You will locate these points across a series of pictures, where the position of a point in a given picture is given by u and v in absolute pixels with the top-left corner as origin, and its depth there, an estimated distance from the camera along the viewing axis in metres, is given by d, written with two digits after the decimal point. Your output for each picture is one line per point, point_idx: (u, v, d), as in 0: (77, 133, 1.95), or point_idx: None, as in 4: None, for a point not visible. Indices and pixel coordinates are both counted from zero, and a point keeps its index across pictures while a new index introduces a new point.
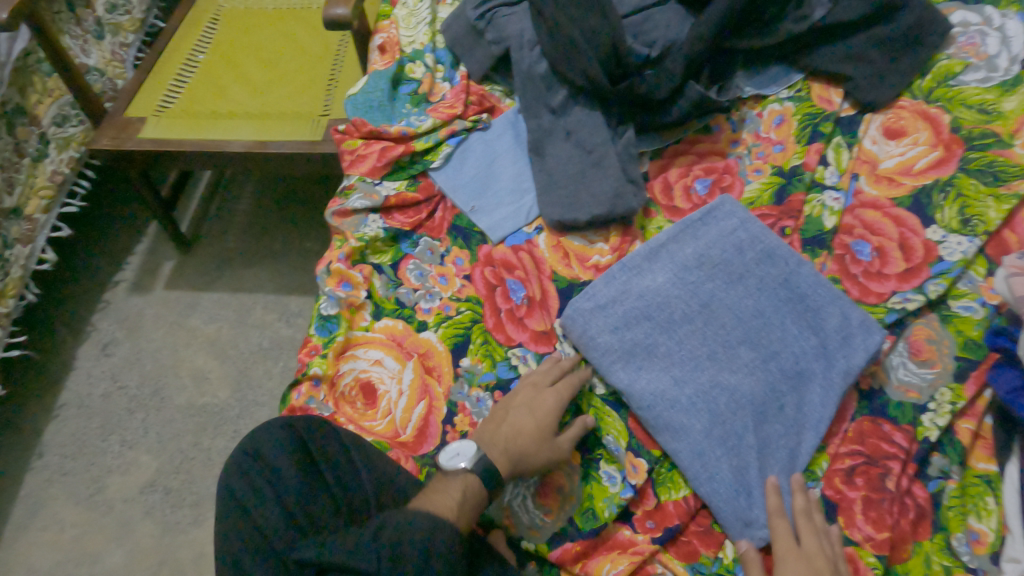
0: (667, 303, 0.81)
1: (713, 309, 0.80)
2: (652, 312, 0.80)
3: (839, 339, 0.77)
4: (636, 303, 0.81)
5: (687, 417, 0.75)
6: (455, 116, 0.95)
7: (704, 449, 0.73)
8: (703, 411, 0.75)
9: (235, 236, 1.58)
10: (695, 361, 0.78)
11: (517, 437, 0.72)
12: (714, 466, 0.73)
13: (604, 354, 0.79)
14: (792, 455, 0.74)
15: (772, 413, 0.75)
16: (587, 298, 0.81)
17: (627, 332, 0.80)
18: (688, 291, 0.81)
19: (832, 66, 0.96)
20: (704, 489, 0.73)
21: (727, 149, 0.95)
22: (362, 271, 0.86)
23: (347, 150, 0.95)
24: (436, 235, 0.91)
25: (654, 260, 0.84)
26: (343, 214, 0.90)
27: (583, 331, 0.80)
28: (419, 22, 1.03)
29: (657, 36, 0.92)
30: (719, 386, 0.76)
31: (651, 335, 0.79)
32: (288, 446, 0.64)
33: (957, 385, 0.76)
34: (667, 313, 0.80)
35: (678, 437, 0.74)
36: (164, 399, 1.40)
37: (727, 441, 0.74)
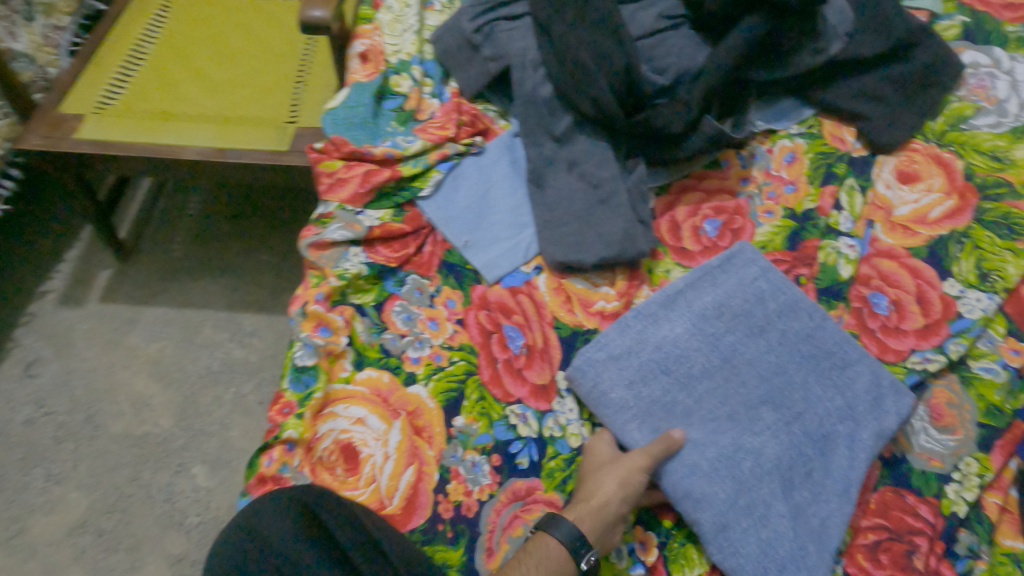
0: (686, 356, 0.75)
1: (734, 365, 0.75)
2: (670, 366, 0.74)
3: (869, 401, 0.73)
4: (652, 354, 0.75)
5: (711, 485, 0.68)
6: (447, 139, 0.86)
7: (728, 521, 0.67)
8: (728, 478, 0.68)
9: (183, 245, 1.44)
10: (716, 422, 0.72)
11: (583, 483, 0.67)
12: (740, 540, 0.66)
13: (618, 410, 0.72)
14: (822, 524, 0.68)
15: (798, 480, 0.70)
16: (599, 347, 0.74)
17: (643, 388, 0.73)
18: (708, 344, 0.75)
19: (846, 103, 0.91)
20: (727, 565, 0.66)
21: (737, 186, 0.89)
22: (342, 313, 0.76)
23: (324, 171, 0.84)
24: (425, 273, 0.81)
25: (671, 307, 0.77)
26: (321, 246, 0.79)
27: (595, 386, 0.73)
28: (405, 29, 0.94)
29: (671, 62, 0.84)
30: (744, 449, 0.70)
31: (668, 393, 0.73)
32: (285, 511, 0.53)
33: (982, 456, 0.72)
34: (685, 368, 0.74)
35: (701, 506, 0.67)
36: (98, 427, 1.26)
37: (753, 511, 0.67)
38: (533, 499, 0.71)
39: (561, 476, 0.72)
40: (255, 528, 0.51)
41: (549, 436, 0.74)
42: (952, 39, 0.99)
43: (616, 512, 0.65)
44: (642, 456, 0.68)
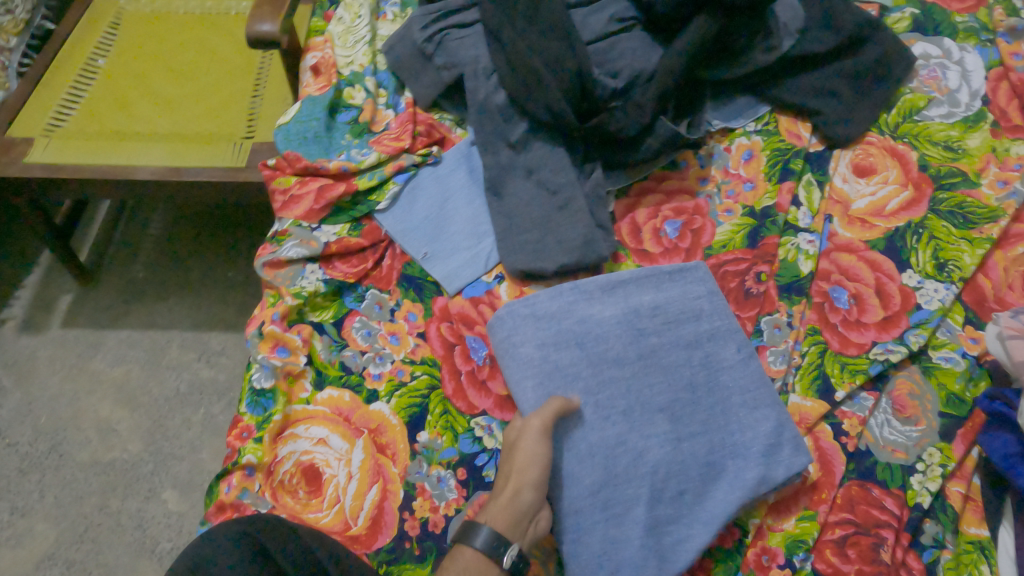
0: (604, 338, 0.75)
1: (647, 364, 0.75)
2: (587, 342, 0.75)
3: (765, 446, 0.70)
4: (573, 327, 0.75)
5: (580, 466, 0.69)
6: (402, 150, 0.86)
7: (592, 513, 0.68)
8: (599, 464, 0.69)
9: (145, 265, 1.41)
10: (607, 416, 0.71)
11: (497, 474, 0.66)
12: (587, 530, 0.67)
13: (522, 365, 0.73)
14: (672, 545, 0.67)
15: (667, 494, 0.69)
16: (526, 303, 0.76)
17: (554, 354, 0.74)
18: (630, 336, 0.76)
19: (801, 99, 0.92)
20: (564, 549, 0.67)
21: (696, 186, 0.89)
22: (300, 333, 0.74)
23: (278, 188, 0.83)
24: (385, 287, 0.80)
25: (609, 292, 0.78)
26: (276, 265, 0.78)
27: (508, 334, 0.75)
28: (357, 41, 0.92)
29: (624, 65, 0.84)
30: (625, 447, 0.70)
31: (576, 364, 0.73)
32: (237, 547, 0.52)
33: (945, 445, 0.73)
34: (593, 352, 0.74)
35: (568, 482, 0.69)
36: (64, 455, 1.23)
37: (608, 508, 0.68)
38: None
39: None
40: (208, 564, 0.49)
41: None
42: (903, 31, 1.00)
43: (532, 499, 0.64)
44: (548, 432, 0.66)
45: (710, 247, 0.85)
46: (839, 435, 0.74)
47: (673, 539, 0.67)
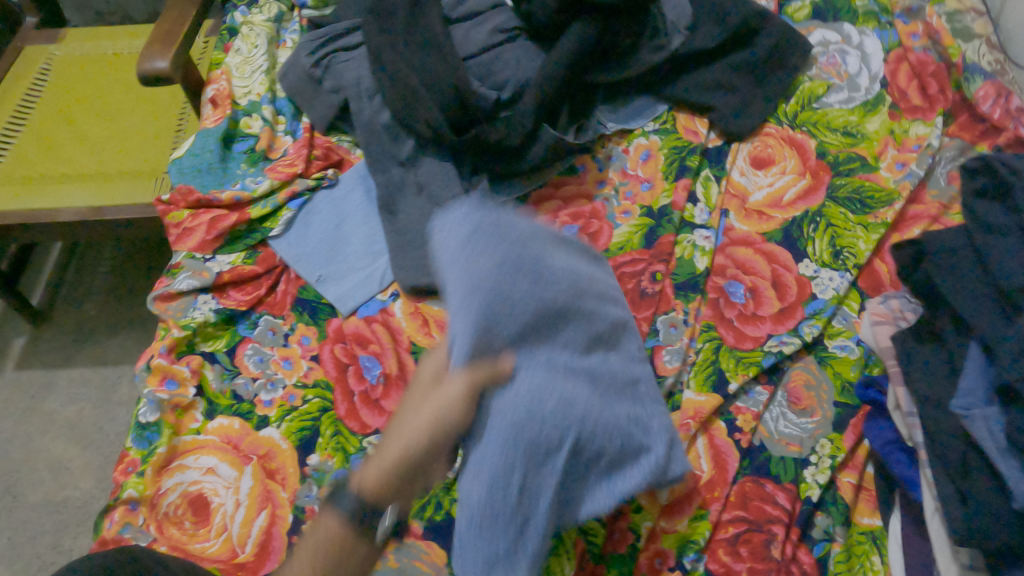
0: (555, 275, 0.58)
1: (588, 327, 0.60)
2: (537, 269, 0.57)
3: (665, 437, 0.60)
4: (523, 245, 0.57)
5: (498, 414, 0.53)
6: (296, 175, 0.86)
7: (507, 463, 0.51)
8: (520, 418, 0.52)
9: (96, 303, 1.43)
10: (542, 355, 0.56)
11: (396, 415, 0.52)
12: (490, 501, 0.51)
13: (459, 275, 0.54)
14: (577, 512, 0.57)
15: (587, 461, 0.55)
16: (478, 209, 0.58)
17: (496, 269, 0.54)
18: (577, 285, 0.61)
19: (696, 95, 0.91)
20: (460, 526, 0.52)
21: (593, 190, 0.89)
22: (189, 364, 0.75)
23: (172, 222, 0.84)
24: (279, 312, 0.81)
25: (560, 237, 0.65)
26: (168, 298, 0.79)
27: (451, 242, 0.56)
28: (253, 70, 0.93)
29: (508, 75, 0.84)
30: (558, 396, 0.53)
31: (522, 298, 0.54)
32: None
33: (837, 436, 0.72)
34: (543, 292, 0.56)
35: (478, 436, 0.53)
36: (17, 497, 1.25)
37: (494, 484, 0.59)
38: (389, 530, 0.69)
39: (420, 502, 0.72)
40: None
41: None
42: (803, 19, 0.99)
43: (424, 461, 0.50)
44: (463, 381, 0.51)
45: (607, 250, 0.84)
46: (733, 432, 0.73)
47: (581, 501, 0.57)
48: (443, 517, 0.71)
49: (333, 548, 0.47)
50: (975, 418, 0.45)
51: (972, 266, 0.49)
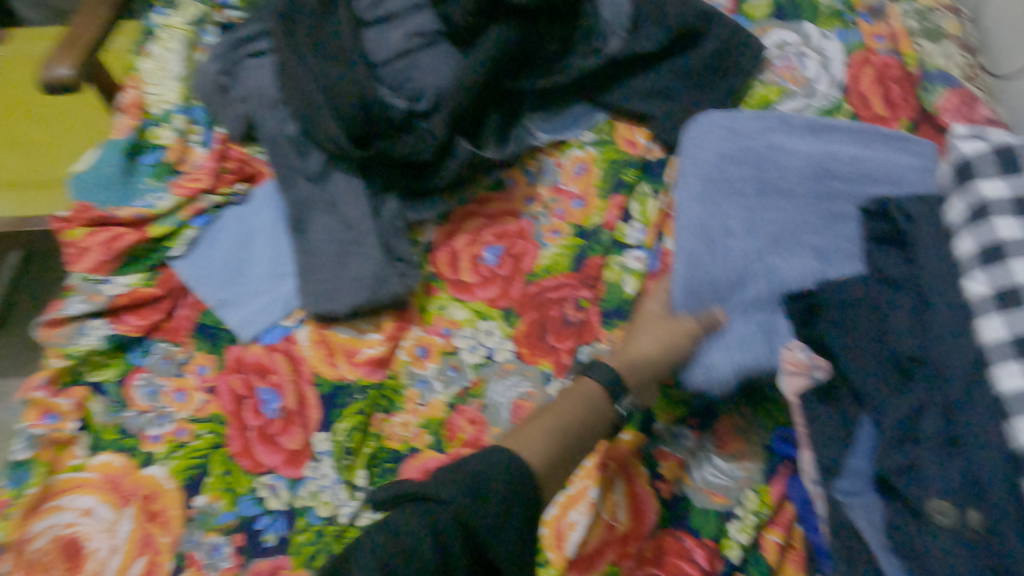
0: (786, 166, 0.73)
1: (821, 202, 0.72)
2: (767, 166, 0.73)
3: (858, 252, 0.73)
4: (762, 150, 0.74)
5: (713, 245, 0.70)
6: (201, 191, 0.82)
7: (717, 371, 0.67)
8: (724, 261, 0.69)
9: None
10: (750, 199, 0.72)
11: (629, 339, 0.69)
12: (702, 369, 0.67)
13: (710, 190, 0.72)
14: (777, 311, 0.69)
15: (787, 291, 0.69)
16: (729, 117, 0.76)
17: (735, 168, 0.73)
18: (820, 170, 0.73)
19: (634, 104, 0.84)
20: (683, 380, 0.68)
21: (521, 207, 0.82)
22: (71, 397, 0.70)
23: (67, 242, 0.79)
24: (177, 339, 0.76)
25: (814, 134, 0.76)
26: (55, 324, 0.74)
27: (721, 156, 0.73)
28: (164, 76, 0.88)
29: (424, 84, 0.80)
30: (765, 259, 0.70)
31: (748, 180, 0.72)
32: None
33: (764, 488, 0.65)
34: (775, 181, 0.72)
35: (694, 265, 0.69)
36: None
37: (758, 223, 0.71)
38: None
39: (309, 550, 0.66)
40: None
41: (300, 507, 0.68)
42: (761, 18, 0.91)
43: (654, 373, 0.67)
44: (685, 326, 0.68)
45: (532, 273, 0.78)
46: (653, 480, 0.67)
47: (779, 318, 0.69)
48: None
49: (590, 405, 0.62)
50: (856, 505, 0.50)
51: (869, 319, 0.51)
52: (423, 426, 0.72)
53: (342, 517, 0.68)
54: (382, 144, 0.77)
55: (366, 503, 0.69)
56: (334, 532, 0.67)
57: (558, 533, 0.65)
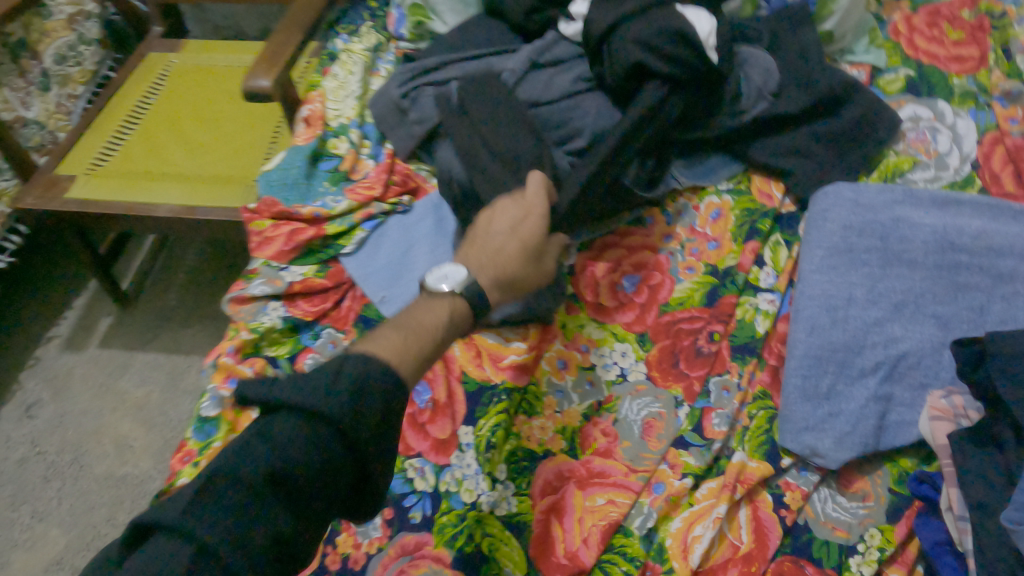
0: (910, 239, 0.78)
1: (946, 274, 0.76)
2: (891, 239, 0.78)
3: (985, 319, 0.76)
4: (888, 222, 0.79)
5: (828, 313, 0.76)
6: (373, 198, 0.91)
7: (827, 429, 0.71)
8: (840, 327, 0.75)
9: (178, 294, 1.53)
10: (872, 270, 0.77)
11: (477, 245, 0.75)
12: (815, 421, 0.72)
13: (829, 262, 0.78)
14: (896, 375, 0.73)
15: (908, 358, 0.73)
16: (852, 189, 0.81)
17: (858, 239, 0.78)
18: (945, 243, 0.77)
19: (772, 158, 0.91)
20: (793, 437, 0.72)
21: (659, 243, 0.89)
22: (252, 365, 0.79)
23: (255, 231, 0.89)
24: (342, 326, 0.84)
25: (940, 207, 0.80)
26: (242, 301, 0.84)
27: (843, 228, 0.79)
28: (346, 95, 1.00)
29: (586, 122, 0.89)
30: (882, 328, 0.75)
31: (870, 252, 0.78)
32: None
33: (888, 527, 0.68)
34: (897, 254, 0.77)
35: (810, 330, 0.75)
36: (84, 467, 1.33)
37: (879, 292, 0.76)
38: (421, 554, 0.71)
39: (452, 531, 0.72)
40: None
41: (445, 491, 0.74)
42: (896, 91, 0.98)
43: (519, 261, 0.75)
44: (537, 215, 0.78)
45: (667, 303, 0.84)
46: (778, 507, 0.71)
47: (899, 380, 0.73)
48: (472, 549, 0.71)
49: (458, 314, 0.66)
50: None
51: None
52: (559, 431, 0.78)
53: (484, 505, 0.73)
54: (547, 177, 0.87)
55: (505, 495, 0.74)
56: (478, 520, 0.72)
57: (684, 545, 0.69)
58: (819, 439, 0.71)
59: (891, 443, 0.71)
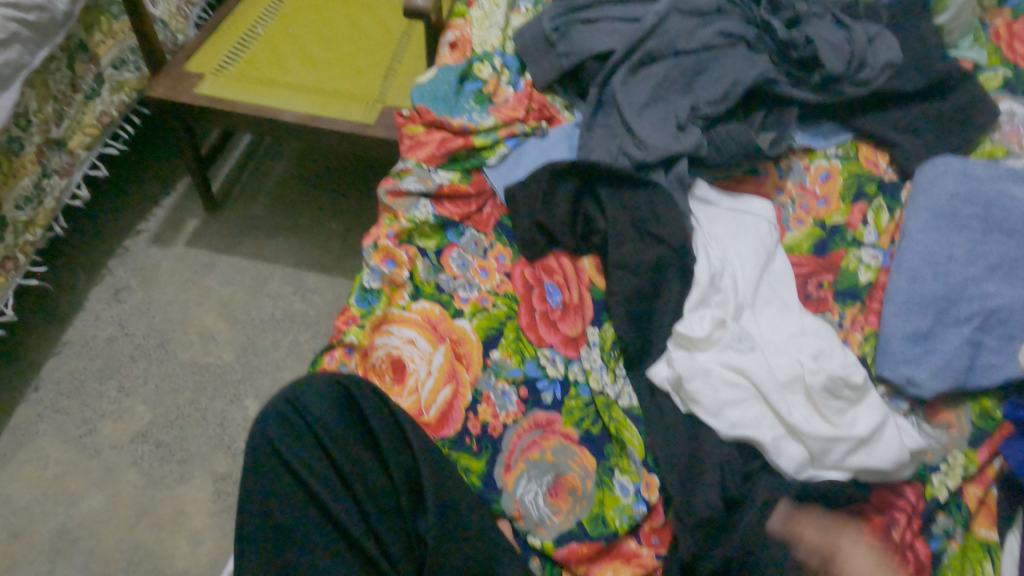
0: (1012, 211, 0.87)
1: None
2: (993, 208, 0.87)
3: None
4: (992, 193, 0.88)
5: (927, 268, 0.85)
6: (516, 119, 0.99)
7: (921, 363, 0.80)
8: (939, 280, 0.84)
9: (263, 206, 1.60)
10: (973, 235, 0.87)
11: None
12: (910, 357, 0.81)
13: (935, 223, 0.88)
14: (986, 327, 0.82)
15: (1001, 313, 0.82)
16: (961, 163, 0.91)
17: (962, 207, 0.88)
18: None
19: (882, 130, 0.99)
20: (886, 369, 0.81)
21: (771, 193, 0.98)
22: (407, 252, 0.88)
23: (408, 134, 0.99)
24: (482, 229, 0.94)
25: None
26: (396, 195, 0.93)
27: (948, 196, 0.89)
28: (491, 25, 1.06)
29: (722, 74, 0.97)
30: (979, 284, 0.84)
31: (972, 219, 0.87)
32: (328, 396, 0.68)
33: (970, 451, 0.78)
34: (996, 222, 0.87)
35: (910, 280, 0.85)
36: (169, 352, 1.40)
37: (977, 253, 0.85)
38: (551, 429, 0.80)
39: (579, 414, 0.81)
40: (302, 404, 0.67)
41: (573, 379, 0.83)
42: (995, 87, 1.07)
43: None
44: None
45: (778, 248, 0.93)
46: None
47: (989, 331, 0.82)
48: (597, 429, 0.80)
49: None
50: None
51: None
52: None
53: (609, 395, 0.82)
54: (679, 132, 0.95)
55: (626, 390, 0.83)
56: (604, 406, 0.81)
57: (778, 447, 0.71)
58: (913, 370, 0.80)
59: (978, 382, 0.80)
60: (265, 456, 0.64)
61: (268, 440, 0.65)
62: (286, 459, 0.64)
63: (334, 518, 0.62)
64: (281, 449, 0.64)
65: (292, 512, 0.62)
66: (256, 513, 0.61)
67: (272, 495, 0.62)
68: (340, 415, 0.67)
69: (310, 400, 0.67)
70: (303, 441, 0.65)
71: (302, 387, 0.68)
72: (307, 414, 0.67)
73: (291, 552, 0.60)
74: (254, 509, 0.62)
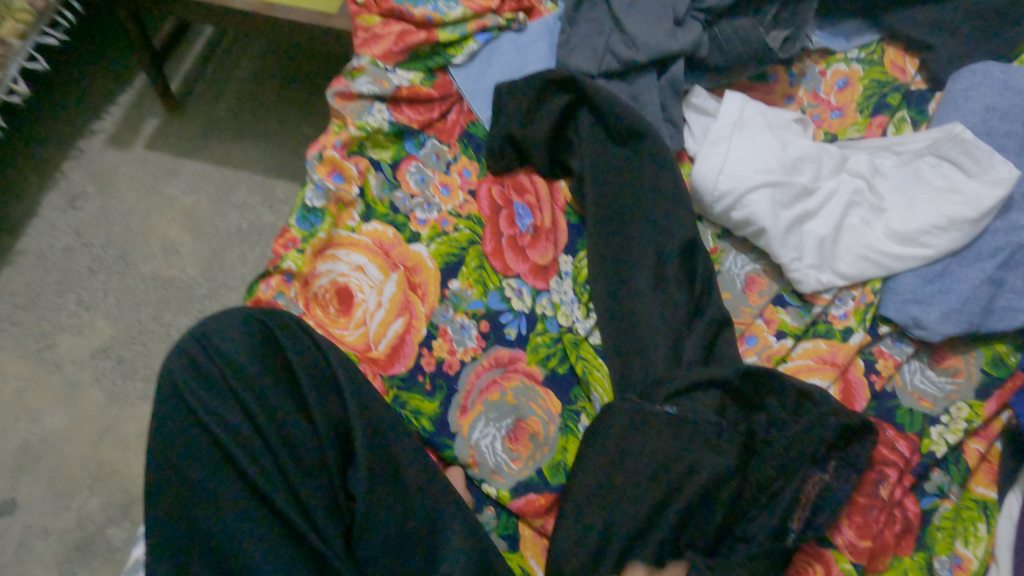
0: None
1: None
2: None
3: None
4: None
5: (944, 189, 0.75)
6: (489, 10, 0.86)
7: (933, 301, 0.72)
8: None
9: (227, 106, 1.47)
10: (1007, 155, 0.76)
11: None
12: (923, 295, 0.72)
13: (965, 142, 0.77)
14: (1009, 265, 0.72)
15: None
16: (1003, 71, 0.79)
17: (998, 125, 0.77)
18: None
19: (915, 30, 0.86)
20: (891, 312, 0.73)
21: (780, 102, 0.86)
22: (357, 165, 0.78)
23: (361, 26, 0.84)
24: (445, 139, 0.83)
25: None
26: (347, 98, 0.81)
27: (981, 110, 0.78)
28: None
29: None
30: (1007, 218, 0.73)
31: (1010, 138, 0.76)
32: (246, 339, 0.61)
33: (977, 402, 0.70)
34: None
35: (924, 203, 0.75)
36: (130, 265, 1.32)
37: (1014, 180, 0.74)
38: (514, 368, 0.72)
39: (545, 352, 0.73)
40: (214, 345, 0.60)
41: (540, 314, 0.75)
42: None
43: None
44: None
45: None
46: (869, 372, 0.72)
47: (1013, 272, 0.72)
48: (565, 369, 0.73)
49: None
50: None
51: None
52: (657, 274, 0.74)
53: (579, 331, 0.75)
54: (676, 28, 0.82)
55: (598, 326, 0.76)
56: (573, 344, 0.74)
57: (788, 389, 0.66)
58: (928, 312, 0.71)
59: (994, 326, 0.71)
60: (173, 404, 0.57)
61: (174, 387, 0.58)
62: (198, 406, 0.57)
63: (248, 480, 0.56)
64: (192, 400, 0.57)
65: (205, 467, 0.55)
66: (167, 469, 0.55)
67: (184, 450, 0.56)
68: (260, 362, 0.60)
69: (224, 342, 0.60)
70: (218, 391, 0.58)
71: (215, 329, 0.61)
72: (222, 359, 0.59)
73: (203, 510, 0.54)
74: (164, 463, 0.55)
